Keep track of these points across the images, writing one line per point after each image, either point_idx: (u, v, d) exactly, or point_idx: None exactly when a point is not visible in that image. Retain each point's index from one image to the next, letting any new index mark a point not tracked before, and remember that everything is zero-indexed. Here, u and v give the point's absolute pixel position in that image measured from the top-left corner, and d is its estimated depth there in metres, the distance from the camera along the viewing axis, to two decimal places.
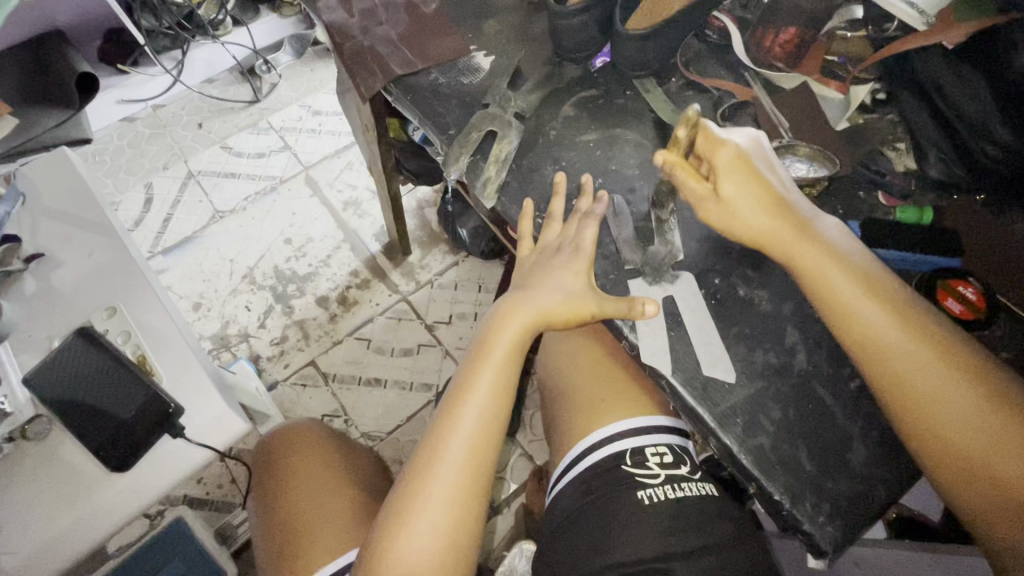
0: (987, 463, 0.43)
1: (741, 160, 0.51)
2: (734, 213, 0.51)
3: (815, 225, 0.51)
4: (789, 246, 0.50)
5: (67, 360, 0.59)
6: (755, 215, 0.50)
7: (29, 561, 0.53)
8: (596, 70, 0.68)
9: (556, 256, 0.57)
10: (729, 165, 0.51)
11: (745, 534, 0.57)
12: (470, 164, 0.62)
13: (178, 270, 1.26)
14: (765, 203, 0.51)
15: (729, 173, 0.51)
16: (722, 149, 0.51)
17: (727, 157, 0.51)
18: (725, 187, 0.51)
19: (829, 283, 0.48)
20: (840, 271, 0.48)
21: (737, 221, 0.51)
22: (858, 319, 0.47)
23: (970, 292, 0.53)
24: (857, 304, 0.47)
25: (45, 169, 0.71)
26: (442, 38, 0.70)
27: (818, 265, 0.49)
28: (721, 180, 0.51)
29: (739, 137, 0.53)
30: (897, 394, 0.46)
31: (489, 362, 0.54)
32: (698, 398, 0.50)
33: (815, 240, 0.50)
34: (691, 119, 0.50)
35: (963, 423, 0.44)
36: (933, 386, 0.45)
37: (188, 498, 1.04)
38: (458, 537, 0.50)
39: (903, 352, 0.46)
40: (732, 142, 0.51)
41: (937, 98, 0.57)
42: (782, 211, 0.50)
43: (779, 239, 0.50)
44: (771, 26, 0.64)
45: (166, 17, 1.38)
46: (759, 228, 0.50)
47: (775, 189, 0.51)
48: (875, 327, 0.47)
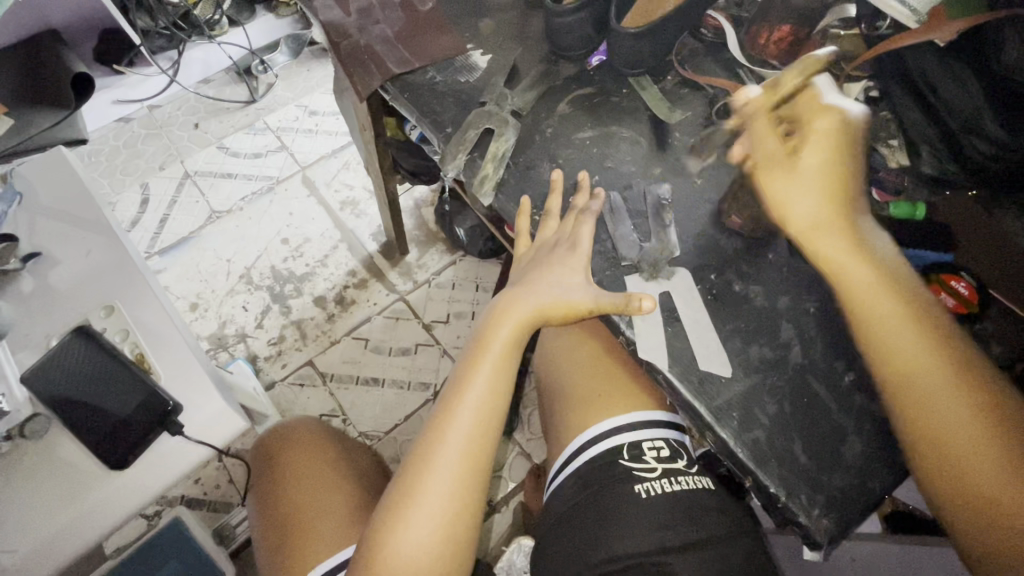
0: (981, 484, 0.42)
1: (839, 129, 0.51)
2: (794, 179, 0.51)
3: (860, 221, 0.51)
4: (828, 237, 0.50)
5: (65, 358, 0.59)
6: (810, 195, 0.50)
7: (26, 559, 0.53)
8: (591, 68, 0.69)
9: (553, 252, 0.57)
10: (821, 132, 0.52)
11: (741, 528, 0.58)
12: (467, 162, 0.63)
13: (175, 270, 1.26)
14: (829, 182, 0.50)
15: (813, 140, 0.51)
16: (823, 115, 0.52)
17: (827, 125, 0.51)
18: (801, 153, 0.51)
19: (848, 278, 0.49)
20: (866, 267, 0.49)
21: (794, 197, 0.51)
22: (876, 314, 0.48)
23: (961, 286, 0.54)
24: (875, 300, 0.48)
25: (42, 168, 0.71)
26: (438, 36, 0.70)
27: (843, 258, 0.49)
28: (804, 145, 0.51)
29: (852, 108, 0.53)
30: (902, 396, 0.46)
31: (486, 357, 0.55)
32: (694, 393, 0.50)
33: (853, 237, 0.50)
34: (811, 74, 0.54)
35: (963, 438, 0.43)
36: (940, 395, 0.44)
37: (186, 498, 1.04)
38: (456, 531, 0.50)
39: (917, 355, 0.46)
40: (838, 111, 0.52)
41: (930, 95, 0.58)
42: (840, 199, 0.50)
43: (822, 225, 0.50)
44: (765, 23, 0.65)
45: (161, 17, 1.40)
46: (809, 215, 0.50)
47: (847, 172, 0.51)
48: (892, 326, 0.47)
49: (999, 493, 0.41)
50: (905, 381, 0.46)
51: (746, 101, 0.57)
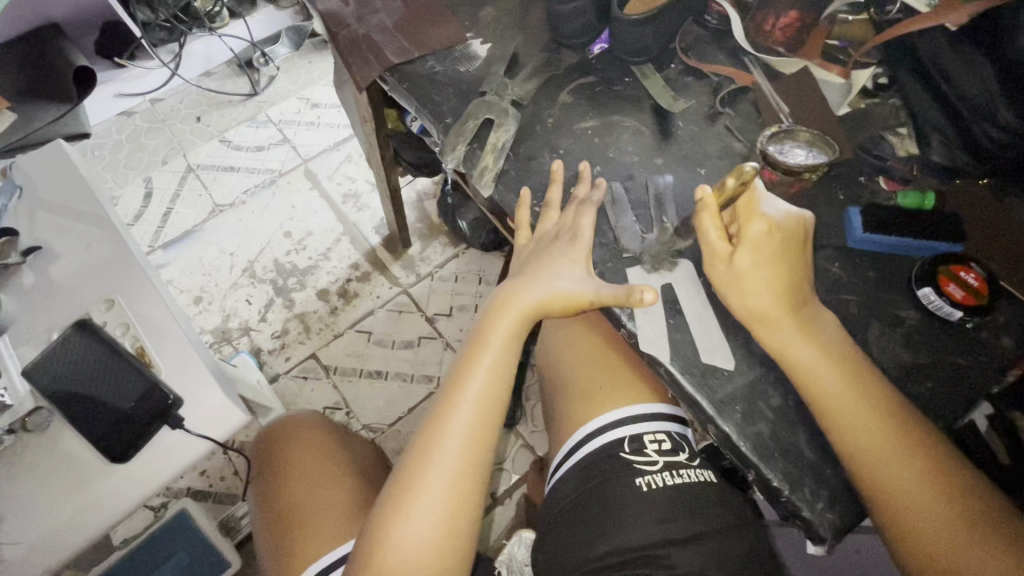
0: (957, 563, 0.42)
1: (774, 234, 0.49)
2: (745, 287, 0.49)
3: (812, 308, 0.49)
4: (774, 331, 0.48)
5: (67, 352, 0.60)
6: (761, 297, 0.48)
7: (30, 552, 0.53)
8: (594, 57, 0.67)
9: (554, 243, 0.56)
10: (759, 238, 0.49)
11: (743, 521, 0.57)
12: (467, 152, 0.62)
13: (178, 265, 1.26)
14: (778, 290, 0.48)
15: (751, 248, 0.49)
16: (756, 218, 0.50)
17: (757, 230, 0.49)
18: (741, 260, 0.49)
19: (805, 365, 0.47)
20: (817, 350, 0.47)
21: (739, 294, 0.49)
22: (832, 404, 0.46)
23: (972, 278, 0.52)
24: (831, 387, 0.46)
25: (41, 162, 0.71)
26: (438, 25, 0.69)
27: (796, 345, 0.47)
28: (741, 250, 0.49)
29: (778, 207, 0.50)
30: (870, 485, 0.44)
31: (487, 349, 0.54)
32: (697, 385, 0.49)
33: (804, 321, 0.48)
34: (744, 173, 0.51)
35: (931, 516, 0.43)
36: (906, 476, 0.44)
37: (192, 490, 1.05)
38: (457, 524, 0.50)
39: (877, 440, 0.44)
40: (767, 215, 0.50)
41: (940, 80, 0.57)
42: (794, 304, 0.48)
43: (777, 321, 0.48)
44: (770, 11, 0.64)
45: (162, 10, 1.37)
46: (755, 309, 0.49)
47: (796, 279, 0.49)
48: (851, 415, 0.45)
49: (973, 568, 0.41)
50: (873, 470, 0.44)
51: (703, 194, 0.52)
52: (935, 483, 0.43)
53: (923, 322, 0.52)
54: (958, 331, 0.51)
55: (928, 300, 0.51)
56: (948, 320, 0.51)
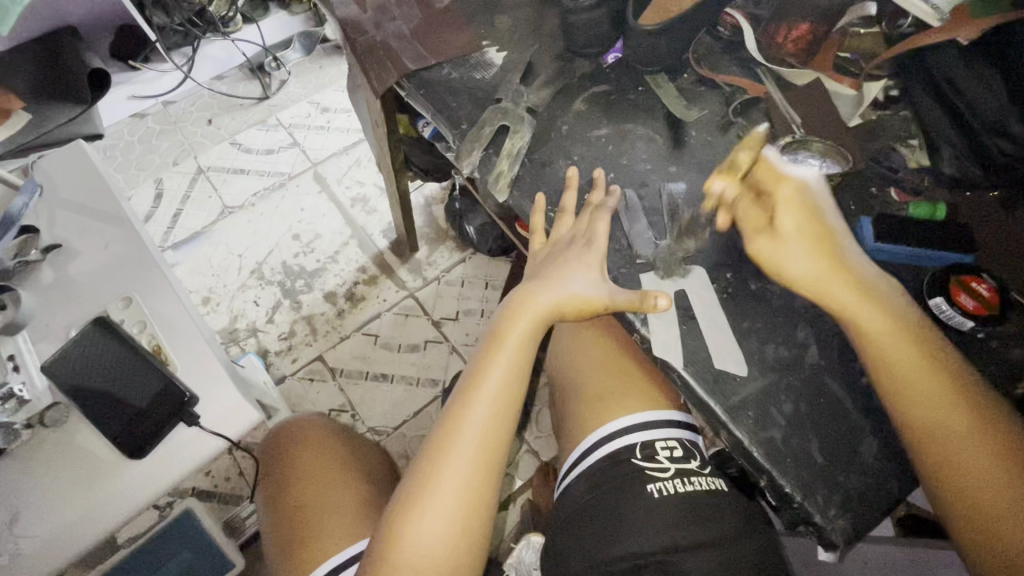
0: (999, 507, 0.43)
1: (805, 198, 0.53)
2: (786, 255, 0.51)
3: (854, 260, 0.51)
4: (831, 290, 0.50)
5: (85, 348, 0.60)
6: (803, 259, 0.51)
7: (46, 546, 0.54)
8: (607, 66, 0.68)
9: (567, 248, 0.57)
10: (790, 201, 0.53)
11: (752, 527, 0.57)
12: (482, 158, 0.63)
13: (189, 265, 1.27)
14: (815, 245, 0.51)
15: (790, 212, 0.52)
16: (783, 184, 0.54)
17: (787, 192, 0.53)
18: (784, 221, 0.52)
19: (851, 304, 0.49)
20: (865, 296, 0.49)
21: (785, 266, 0.51)
22: (883, 349, 0.48)
23: (983, 288, 0.52)
24: (883, 334, 0.48)
25: (61, 162, 0.72)
26: (455, 33, 0.70)
27: (845, 289, 0.49)
28: (780, 213, 0.52)
29: (798, 172, 0.55)
30: (915, 427, 0.46)
31: (502, 351, 0.55)
32: (709, 391, 0.50)
33: (841, 259, 0.51)
34: (753, 144, 0.57)
35: (977, 462, 0.44)
36: (946, 408, 0.45)
37: (197, 490, 1.05)
38: (472, 520, 0.51)
39: (919, 376, 0.46)
40: (794, 177, 0.54)
41: (951, 92, 0.58)
42: (826, 252, 0.51)
43: (831, 291, 0.50)
44: (784, 23, 0.65)
45: (177, 14, 1.39)
46: (806, 274, 0.50)
47: (825, 230, 0.52)
48: (901, 361, 0.47)
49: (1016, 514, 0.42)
50: (920, 412, 0.46)
51: (723, 186, 0.56)
52: (982, 431, 0.45)
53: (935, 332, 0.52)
54: (967, 341, 0.52)
55: (940, 310, 0.52)
56: (960, 329, 0.52)
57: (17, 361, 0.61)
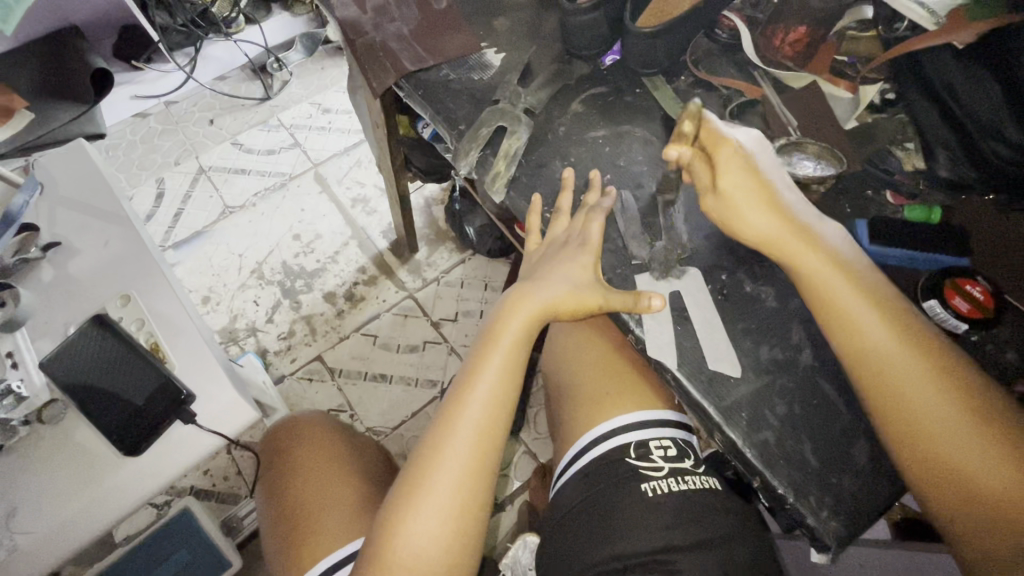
0: (974, 477, 0.43)
1: (741, 155, 0.53)
2: (736, 209, 0.52)
3: (818, 227, 0.52)
4: (790, 248, 0.51)
5: (82, 345, 0.60)
6: (756, 212, 0.52)
7: (42, 542, 0.54)
8: (605, 68, 0.69)
9: (564, 248, 0.58)
10: (731, 161, 0.52)
11: (747, 528, 0.58)
12: (480, 158, 0.63)
13: (189, 264, 1.28)
14: (764, 201, 0.52)
15: (729, 169, 0.52)
16: (724, 144, 0.53)
17: (727, 153, 0.52)
18: (725, 182, 0.52)
19: (825, 283, 0.50)
20: (840, 276, 0.50)
21: (740, 219, 0.52)
22: (851, 325, 0.48)
23: (977, 291, 0.52)
24: (851, 308, 0.49)
25: (62, 161, 0.72)
26: (454, 35, 0.71)
27: (811, 261, 0.50)
28: (721, 176, 0.53)
29: (737, 133, 0.54)
30: (887, 404, 0.46)
31: (496, 350, 0.55)
32: (704, 392, 0.50)
33: (814, 239, 0.51)
34: (694, 113, 0.52)
35: (950, 434, 0.44)
36: (928, 395, 0.45)
37: (195, 489, 1.05)
38: (466, 519, 0.51)
39: (899, 362, 0.47)
40: (734, 139, 0.53)
41: (949, 99, 0.58)
42: (780, 209, 0.52)
43: (784, 244, 0.51)
44: (781, 24, 0.65)
45: (180, 15, 1.42)
46: (764, 229, 0.51)
47: (770, 184, 0.52)
48: (869, 336, 0.48)
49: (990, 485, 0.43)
50: (890, 387, 0.46)
51: (680, 152, 0.54)
52: (955, 404, 0.45)
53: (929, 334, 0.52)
54: (962, 344, 0.52)
55: (934, 312, 0.52)
56: (954, 332, 0.52)
57: (15, 358, 0.61)
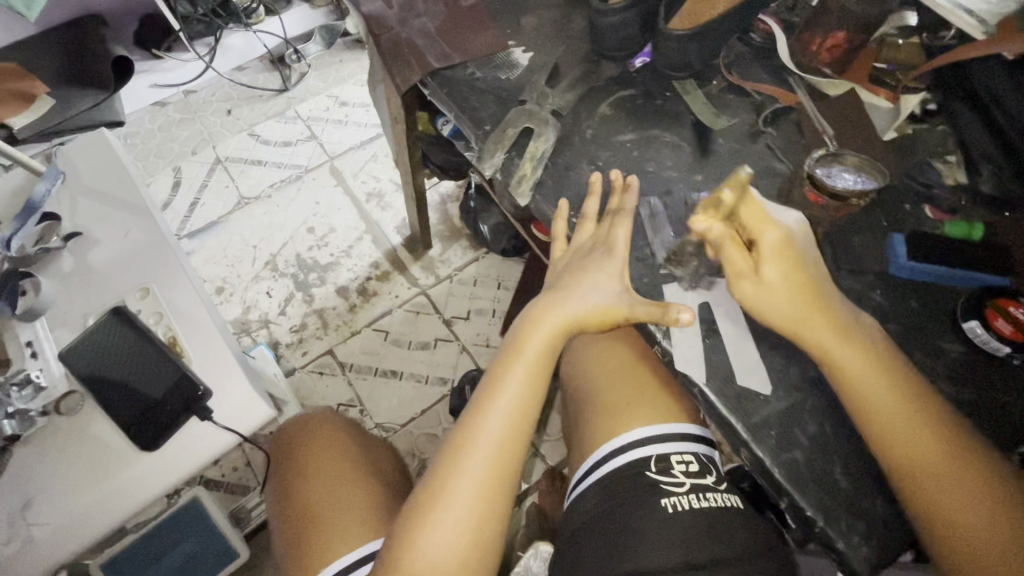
0: (984, 531, 0.42)
1: (787, 246, 0.49)
2: (771, 296, 0.48)
3: (836, 308, 0.49)
4: (813, 332, 0.48)
5: (102, 337, 0.60)
6: (786, 304, 0.48)
7: (57, 533, 0.54)
8: (634, 70, 0.67)
9: (587, 255, 0.57)
10: (778, 249, 0.49)
11: (769, 547, 0.56)
12: (504, 160, 0.62)
13: (204, 255, 1.28)
14: (801, 294, 0.48)
15: (774, 261, 0.49)
16: (768, 228, 0.49)
17: (774, 239, 0.49)
18: (768, 273, 0.48)
19: (833, 353, 0.47)
20: (841, 336, 0.48)
21: (768, 305, 0.48)
22: (861, 385, 0.46)
23: (1022, 312, 0.49)
24: (871, 383, 0.46)
25: (84, 150, 0.72)
26: (480, 32, 0.69)
27: (819, 326, 0.48)
28: (765, 261, 0.49)
29: (781, 216, 0.51)
30: (908, 478, 0.44)
31: (519, 361, 0.54)
32: (731, 407, 0.48)
33: (832, 316, 0.48)
34: (739, 182, 0.47)
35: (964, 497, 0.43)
36: (930, 455, 0.44)
37: (204, 479, 1.06)
38: (483, 533, 0.50)
39: (899, 418, 0.45)
40: (780, 224, 0.50)
41: (994, 109, 0.55)
42: (816, 302, 0.48)
43: (813, 328, 0.48)
44: (817, 31, 0.63)
45: (201, 5, 1.46)
46: (784, 310, 0.48)
47: (811, 277, 0.49)
48: (873, 388, 0.46)
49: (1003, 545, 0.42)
50: (907, 457, 0.44)
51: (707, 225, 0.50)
52: (952, 452, 0.44)
53: (967, 355, 0.50)
54: (1003, 368, 0.49)
55: (974, 333, 0.49)
56: (994, 355, 0.49)
57: (35, 348, 0.61)
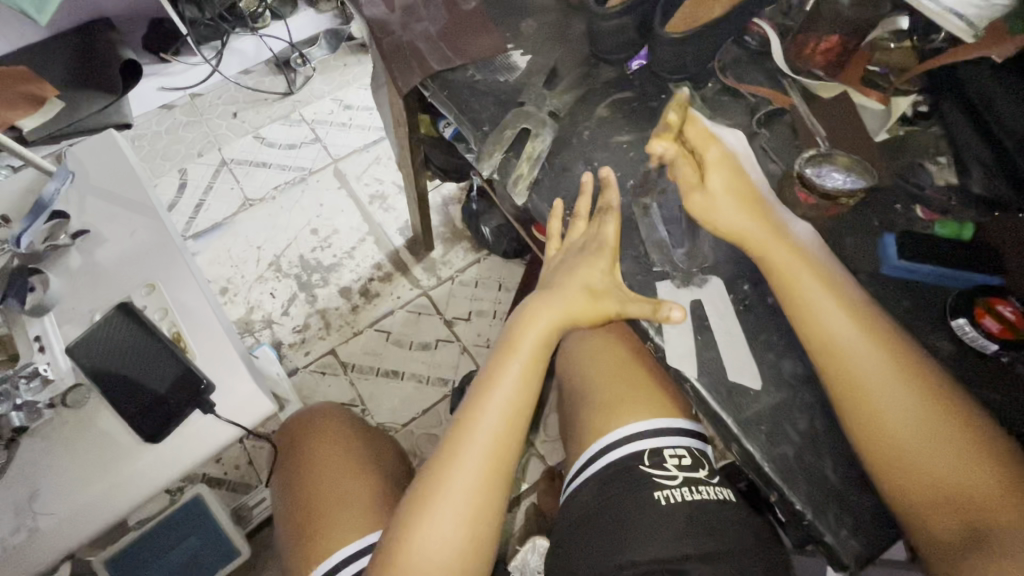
0: (946, 471, 0.44)
1: (728, 159, 0.55)
2: (718, 207, 0.54)
3: (779, 215, 0.54)
4: (754, 234, 0.53)
5: (107, 333, 0.62)
6: (734, 212, 0.53)
7: (64, 522, 0.56)
8: (631, 72, 0.68)
9: (582, 253, 0.58)
10: (720, 160, 0.55)
11: (761, 543, 0.57)
12: (503, 160, 0.63)
13: (208, 255, 1.30)
14: (743, 201, 0.54)
15: (718, 170, 0.54)
16: (711, 144, 0.55)
17: (716, 153, 0.55)
18: (712, 181, 0.54)
19: (791, 273, 0.51)
20: (803, 268, 0.51)
21: (718, 216, 0.54)
22: (826, 327, 0.49)
23: (1009, 311, 0.50)
24: (840, 331, 0.48)
25: (93, 151, 0.74)
26: (480, 36, 0.71)
27: (797, 270, 0.51)
28: (709, 172, 0.54)
29: (724, 137, 0.57)
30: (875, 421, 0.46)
31: (515, 357, 0.55)
32: (722, 403, 0.49)
33: (783, 236, 0.53)
34: (682, 102, 0.53)
35: (942, 452, 0.44)
36: (899, 399, 0.46)
37: (207, 477, 1.07)
38: (479, 524, 0.51)
39: (867, 364, 0.47)
40: (720, 141, 0.56)
41: (984, 112, 0.56)
42: (758, 211, 0.54)
43: (755, 229, 0.53)
44: (812, 35, 0.64)
45: (208, 9, 1.45)
46: (737, 223, 0.53)
47: (754, 190, 0.55)
48: (841, 334, 0.48)
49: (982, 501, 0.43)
50: (871, 401, 0.46)
51: (665, 147, 0.56)
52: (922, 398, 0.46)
53: (957, 354, 0.51)
54: (993, 366, 0.50)
55: (962, 331, 0.50)
56: (983, 352, 0.50)
57: (43, 342, 0.63)
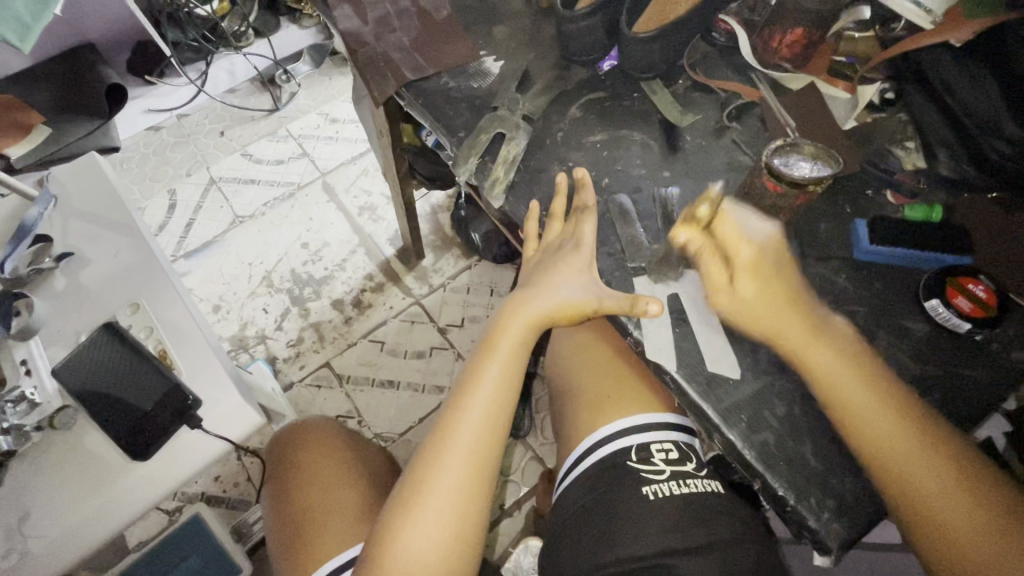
0: (927, 481, 0.44)
1: (757, 260, 0.53)
2: (746, 308, 0.51)
3: (811, 307, 0.52)
4: (783, 326, 0.50)
5: (92, 354, 0.62)
6: (763, 309, 0.51)
7: (53, 545, 0.56)
8: (603, 73, 0.69)
9: (559, 252, 0.58)
10: (751, 265, 0.52)
11: (751, 532, 0.57)
12: (479, 164, 0.63)
13: (199, 274, 1.30)
14: (777, 304, 0.51)
15: (748, 273, 0.52)
16: (743, 246, 0.53)
17: (747, 255, 0.52)
18: (743, 286, 0.52)
19: (780, 330, 0.50)
20: (788, 308, 0.51)
21: (747, 316, 0.51)
22: (805, 346, 0.49)
23: (981, 290, 0.52)
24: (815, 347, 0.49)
25: (74, 174, 0.74)
26: (453, 44, 0.72)
27: (797, 336, 0.50)
28: (740, 277, 0.52)
29: (752, 231, 0.55)
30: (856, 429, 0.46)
31: (494, 357, 0.56)
32: (702, 394, 0.50)
33: (803, 310, 0.51)
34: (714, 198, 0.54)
35: (928, 470, 0.45)
36: (878, 411, 0.46)
37: (205, 496, 1.06)
38: (464, 525, 0.51)
39: (844, 377, 0.48)
40: (752, 243, 0.53)
41: (948, 98, 0.57)
42: (796, 312, 0.51)
43: (787, 327, 0.50)
44: (778, 27, 0.64)
45: (191, 30, 1.43)
46: (757, 308, 0.51)
47: (788, 289, 0.52)
48: (820, 353, 0.49)
49: (961, 513, 0.43)
50: (852, 411, 0.47)
51: (687, 237, 0.54)
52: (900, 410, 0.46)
53: (933, 335, 0.51)
54: (966, 345, 0.51)
55: (936, 311, 0.51)
56: (957, 332, 0.51)
57: (29, 365, 0.63)
